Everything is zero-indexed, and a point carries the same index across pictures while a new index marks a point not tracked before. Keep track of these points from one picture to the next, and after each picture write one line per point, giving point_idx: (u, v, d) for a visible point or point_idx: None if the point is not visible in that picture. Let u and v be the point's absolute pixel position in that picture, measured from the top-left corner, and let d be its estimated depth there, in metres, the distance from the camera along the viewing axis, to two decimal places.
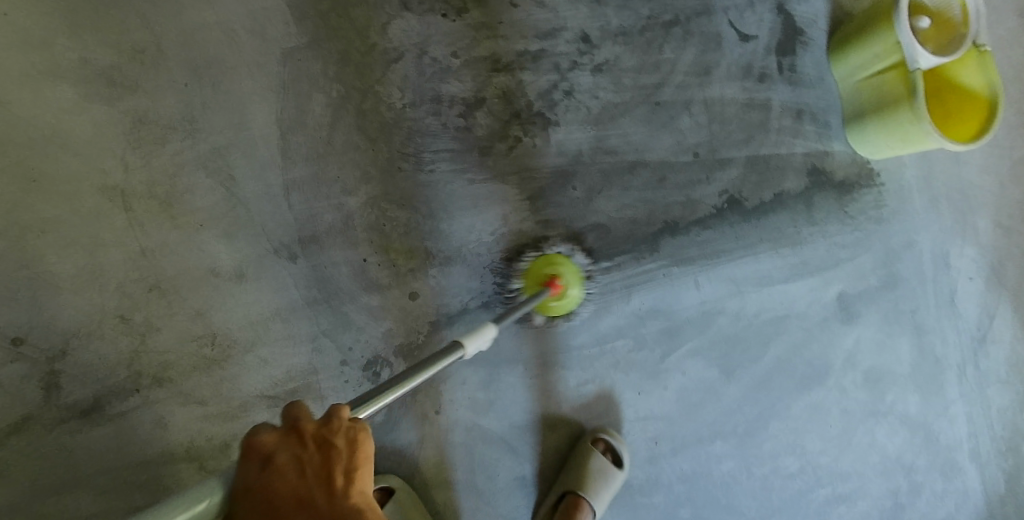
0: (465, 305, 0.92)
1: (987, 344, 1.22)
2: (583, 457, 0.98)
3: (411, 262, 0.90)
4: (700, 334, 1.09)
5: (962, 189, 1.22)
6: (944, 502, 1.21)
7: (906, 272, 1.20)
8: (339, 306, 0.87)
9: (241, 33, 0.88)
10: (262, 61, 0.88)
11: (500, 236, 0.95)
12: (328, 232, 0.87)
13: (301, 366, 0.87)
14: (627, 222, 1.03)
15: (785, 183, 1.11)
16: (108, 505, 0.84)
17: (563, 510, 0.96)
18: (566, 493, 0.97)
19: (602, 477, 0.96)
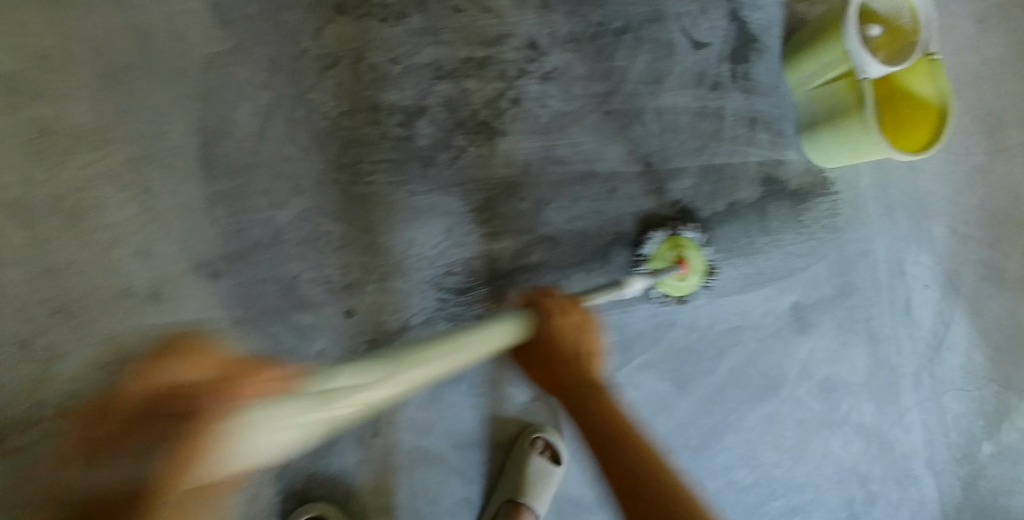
0: (406, 321, 0.90)
1: (943, 351, 1.23)
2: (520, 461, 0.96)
3: (347, 278, 0.87)
4: (653, 346, 1.10)
5: (916, 196, 1.23)
6: (900, 511, 1.22)
7: (861, 280, 1.19)
8: (266, 324, 0.83)
9: (161, 40, 0.84)
10: (184, 67, 0.84)
11: (444, 250, 0.92)
12: (254, 247, 0.83)
13: None
14: (577, 234, 1.00)
15: (739, 193, 1.10)
16: None
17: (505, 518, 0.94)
18: (508, 502, 0.95)
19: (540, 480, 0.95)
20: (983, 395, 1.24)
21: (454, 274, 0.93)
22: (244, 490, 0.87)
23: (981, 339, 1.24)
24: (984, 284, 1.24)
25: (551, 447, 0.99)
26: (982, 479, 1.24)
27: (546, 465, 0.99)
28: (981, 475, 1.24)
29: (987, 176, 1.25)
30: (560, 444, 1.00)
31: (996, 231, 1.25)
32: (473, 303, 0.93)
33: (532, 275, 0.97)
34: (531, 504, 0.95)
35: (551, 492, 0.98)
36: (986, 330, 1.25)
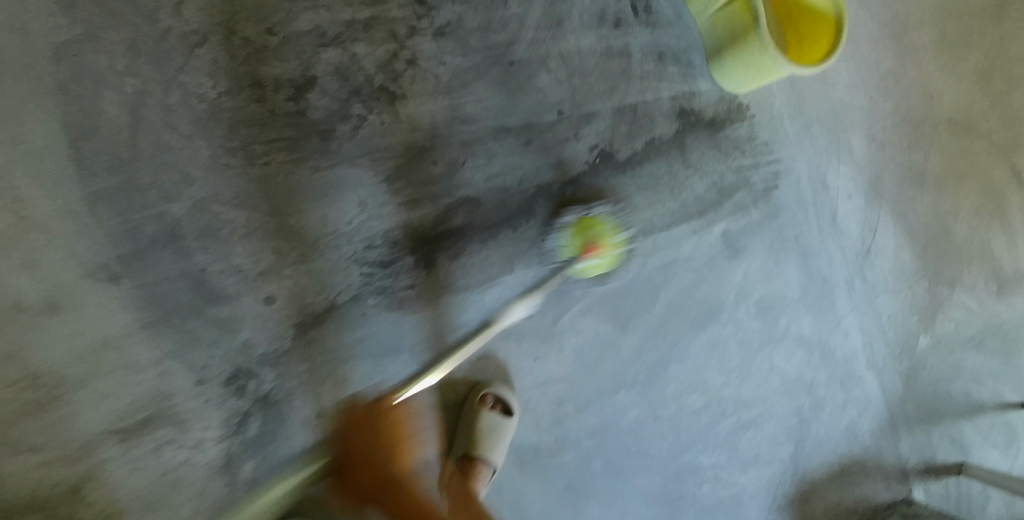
0: (332, 301, 0.89)
1: (872, 257, 1.28)
2: (469, 417, 1.01)
3: (260, 265, 0.84)
4: (589, 292, 1.09)
5: (831, 110, 1.25)
6: (846, 411, 1.27)
7: (787, 199, 1.22)
8: (181, 322, 0.81)
9: (3, 35, 0.78)
10: (31, 61, 0.78)
11: (360, 225, 0.90)
12: (151, 245, 0.80)
13: (147, 393, 0.80)
14: (497, 190, 0.99)
15: (656, 129, 1.09)
16: None
17: (462, 469, 1.00)
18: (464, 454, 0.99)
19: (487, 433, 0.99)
20: (915, 292, 1.30)
21: (375, 248, 0.91)
22: (190, 489, 0.82)
23: (908, 241, 1.29)
24: (905, 188, 1.28)
25: (501, 401, 1.02)
26: (922, 371, 1.31)
27: (498, 418, 1.02)
28: (920, 367, 1.30)
29: (897, 81, 1.28)
30: (511, 398, 1.04)
31: (912, 134, 1.28)
32: (400, 274, 0.93)
33: (457, 238, 0.97)
34: (485, 457, 0.99)
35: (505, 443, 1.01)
36: (912, 231, 1.29)
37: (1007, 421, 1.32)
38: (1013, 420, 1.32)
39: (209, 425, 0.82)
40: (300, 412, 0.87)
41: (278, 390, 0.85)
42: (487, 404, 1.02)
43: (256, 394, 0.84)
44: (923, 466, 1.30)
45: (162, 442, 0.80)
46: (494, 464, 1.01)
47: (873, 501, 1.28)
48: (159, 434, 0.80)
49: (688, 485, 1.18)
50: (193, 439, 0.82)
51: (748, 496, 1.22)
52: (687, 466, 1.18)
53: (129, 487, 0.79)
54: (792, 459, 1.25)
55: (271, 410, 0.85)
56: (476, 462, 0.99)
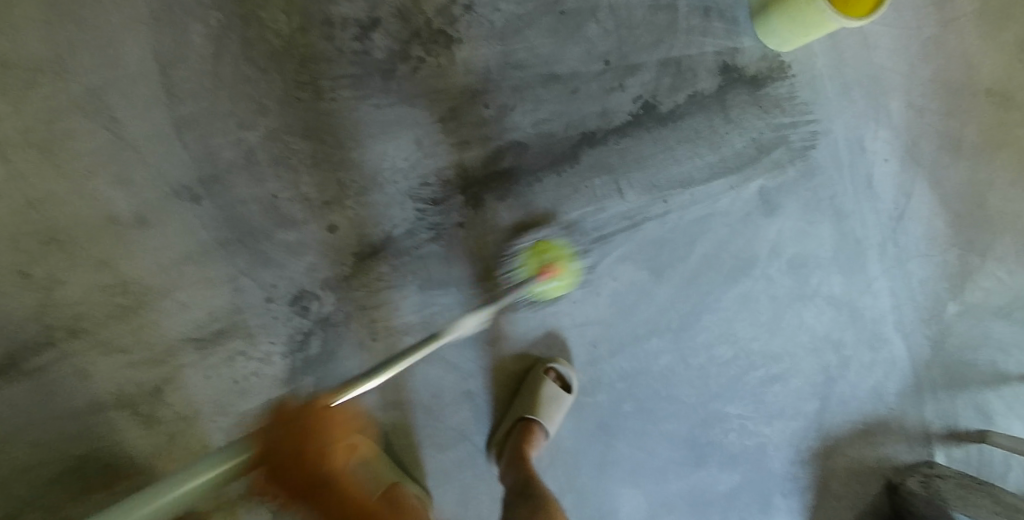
0: (389, 233, 0.94)
1: (905, 222, 1.29)
2: (534, 383, 1.04)
3: (324, 195, 0.90)
4: (628, 239, 1.11)
5: (871, 73, 1.26)
6: (873, 372, 1.30)
7: (824, 159, 1.24)
8: (254, 243, 0.87)
9: None
10: None
11: (415, 162, 0.95)
12: (229, 169, 0.86)
13: (222, 306, 0.87)
14: (544, 136, 1.03)
15: (699, 83, 1.13)
16: (44, 455, 0.83)
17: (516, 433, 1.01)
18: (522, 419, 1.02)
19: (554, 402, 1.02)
20: (946, 259, 1.31)
21: (429, 186, 0.96)
22: (258, 396, 0.88)
23: (942, 207, 1.30)
24: (942, 154, 1.29)
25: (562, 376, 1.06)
26: (949, 336, 1.32)
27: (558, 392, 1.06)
28: (948, 332, 1.32)
29: (939, 48, 1.28)
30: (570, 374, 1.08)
31: (951, 101, 1.29)
32: (452, 211, 0.98)
33: (505, 181, 1.01)
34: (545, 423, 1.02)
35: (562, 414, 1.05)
36: (947, 198, 1.30)
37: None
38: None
39: (276, 340, 0.89)
40: (356, 334, 0.93)
41: (337, 313, 0.92)
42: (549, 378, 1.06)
43: (318, 315, 0.91)
44: (946, 431, 1.32)
45: (235, 353, 0.87)
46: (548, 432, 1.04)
47: (896, 461, 1.30)
48: (233, 345, 0.87)
49: (715, 432, 1.22)
50: (261, 352, 0.88)
51: (773, 447, 1.26)
52: (715, 414, 1.22)
53: (204, 391, 0.86)
54: (817, 415, 1.28)
55: (330, 331, 0.92)
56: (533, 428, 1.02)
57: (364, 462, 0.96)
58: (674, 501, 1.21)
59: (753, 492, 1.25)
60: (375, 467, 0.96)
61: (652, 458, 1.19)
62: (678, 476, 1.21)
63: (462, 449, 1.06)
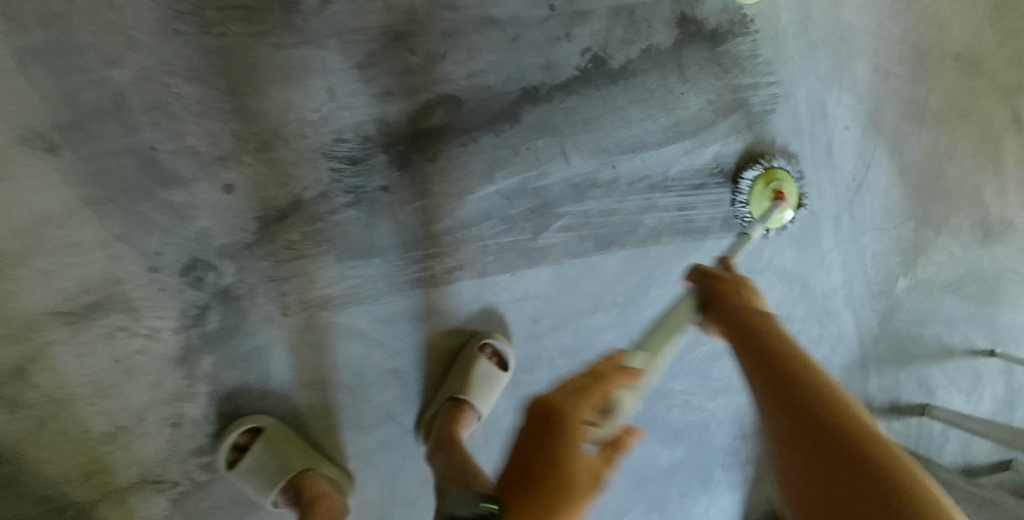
0: (298, 196, 0.84)
1: (863, 194, 1.25)
2: (466, 362, 0.94)
3: (216, 148, 0.79)
4: (574, 206, 1.03)
5: (838, 33, 1.18)
6: (819, 346, 1.29)
7: (784, 125, 1.17)
8: (130, 204, 0.76)
9: None
10: None
11: (328, 115, 0.84)
12: (92, 116, 0.74)
13: (95, 275, 0.76)
14: (480, 90, 0.93)
15: (654, 36, 1.03)
16: None
17: (445, 414, 0.92)
18: (450, 398, 0.92)
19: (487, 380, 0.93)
20: (901, 233, 1.28)
21: (345, 142, 0.86)
22: (145, 377, 0.80)
23: (900, 180, 1.26)
24: (905, 124, 1.24)
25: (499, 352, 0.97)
26: (898, 311, 1.30)
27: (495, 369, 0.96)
28: (896, 308, 1.30)
29: (909, 7, 1.20)
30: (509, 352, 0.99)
31: (919, 66, 1.22)
32: (374, 172, 0.88)
33: (435, 140, 0.91)
34: (475, 404, 0.93)
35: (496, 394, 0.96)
36: (906, 170, 1.26)
37: (974, 367, 1.34)
38: (980, 366, 1.34)
39: (164, 314, 0.80)
40: (263, 308, 0.84)
41: (239, 284, 0.82)
42: (484, 354, 0.96)
43: (215, 286, 0.81)
44: (886, 404, 1.33)
45: (113, 327, 0.78)
46: (478, 414, 0.95)
47: None
48: (110, 319, 0.77)
49: (658, 407, 1.20)
50: (147, 327, 0.79)
51: (716, 423, 1.23)
52: (660, 391, 1.19)
53: (77, 372, 0.77)
54: None
55: (231, 305, 0.82)
56: (463, 408, 0.93)
57: (270, 447, 0.83)
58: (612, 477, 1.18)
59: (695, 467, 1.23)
60: (282, 453, 0.83)
61: None
62: None
63: (390, 430, 0.95)
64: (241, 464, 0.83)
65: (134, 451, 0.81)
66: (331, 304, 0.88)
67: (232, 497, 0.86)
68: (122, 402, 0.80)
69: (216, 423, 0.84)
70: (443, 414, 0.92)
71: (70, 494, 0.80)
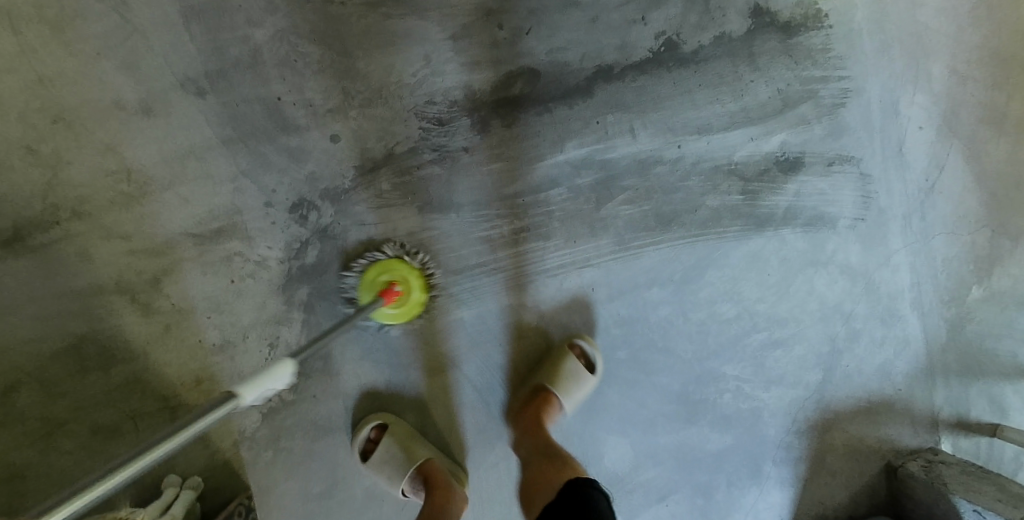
0: (391, 150, 0.93)
1: (934, 195, 1.23)
2: (558, 357, 1.01)
3: (329, 102, 0.90)
4: (638, 181, 1.08)
5: (915, 32, 1.19)
6: (884, 348, 1.25)
7: (854, 121, 1.18)
8: (255, 145, 0.88)
9: None
10: None
11: (423, 79, 0.94)
12: (234, 67, 0.86)
13: (222, 205, 0.88)
14: (559, 66, 1.01)
15: (727, 25, 1.09)
16: (43, 330, 0.86)
17: (534, 404, 0.99)
18: (539, 388, 1.00)
19: (576, 377, 1.00)
20: (975, 239, 1.25)
21: (435, 104, 0.95)
22: (253, 298, 0.90)
23: (976, 184, 1.24)
24: (983, 127, 1.22)
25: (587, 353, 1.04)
26: (970, 321, 1.27)
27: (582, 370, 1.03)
28: (969, 317, 1.26)
29: (992, 10, 1.20)
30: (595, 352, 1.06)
31: (1000, 71, 1.21)
32: (457, 133, 0.97)
33: (514, 108, 1.00)
34: (562, 396, 1.00)
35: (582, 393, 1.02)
36: (983, 175, 1.24)
37: None
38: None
39: (273, 246, 0.90)
40: (352, 249, 0.93)
41: (336, 225, 0.92)
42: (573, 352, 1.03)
43: (316, 225, 0.91)
44: (955, 419, 1.27)
45: (234, 252, 0.89)
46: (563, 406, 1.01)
47: (898, 444, 1.26)
48: (231, 245, 0.88)
49: (709, 390, 1.19)
50: (257, 255, 0.89)
51: (768, 413, 1.22)
52: (711, 373, 1.19)
53: (200, 288, 0.88)
54: (819, 386, 1.24)
55: (328, 243, 0.92)
56: (551, 398, 1.00)
57: (398, 440, 0.94)
58: (656, 454, 1.18)
59: (744, 456, 1.22)
60: (411, 448, 0.94)
61: (641, 409, 1.17)
62: (667, 430, 1.18)
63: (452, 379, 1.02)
64: (373, 456, 0.95)
65: (237, 364, 0.90)
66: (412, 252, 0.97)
67: (314, 419, 0.96)
68: (233, 318, 0.89)
69: (352, 419, 0.97)
70: (532, 402, 1.00)
71: (180, 396, 0.89)
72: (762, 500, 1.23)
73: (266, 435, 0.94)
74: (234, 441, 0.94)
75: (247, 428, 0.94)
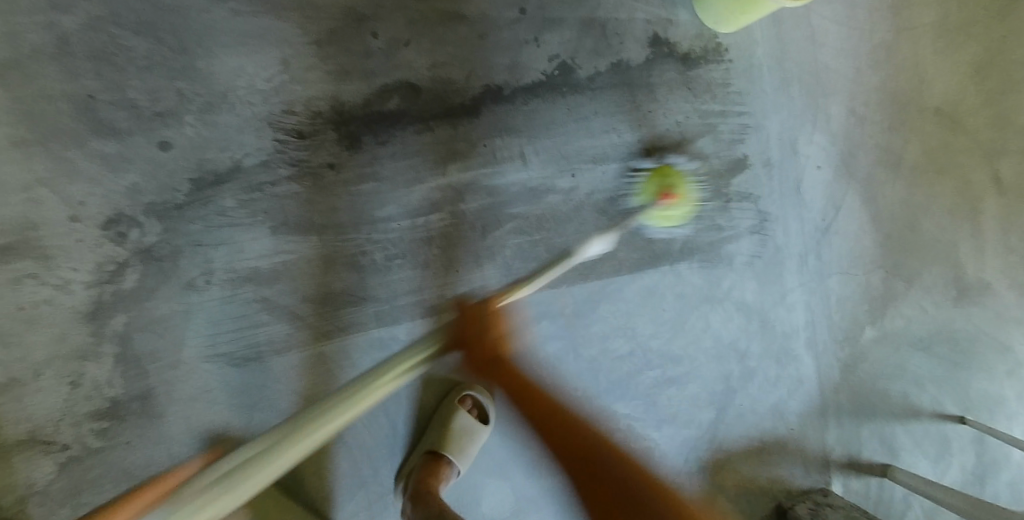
0: (237, 162, 0.84)
1: (830, 235, 1.22)
2: (445, 415, 0.95)
3: (157, 105, 0.81)
4: (529, 208, 1.01)
5: (814, 72, 1.18)
6: (777, 388, 1.23)
7: (752, 156, 1.16)
8: (59, 149, 0.78)
9: None
10: None
11: (279, 86, 0.85)
12: (33, 58, 0.77)
13: (13, 216, 0.78)
14: (441, 82, 0.93)
15: (625, 51, 1.04)
16: None
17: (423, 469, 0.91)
18: (428, 452, 0.93)
19: (465, 433, 0.94)
20: (868, 280, 1.25)
21: (294, 115, 0.86)
22: (50, 329, 0.79)
23: (870, 225, 1.24)
24: (878, 170, 1.23)
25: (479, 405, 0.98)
26: (863, 361, 1.26)
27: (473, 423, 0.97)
28: (861, 358, 1.26)
29: (888, 56, 1.22)
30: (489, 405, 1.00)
31: (894, 116, 1.23)
32: (321, 148, 0.87)
33: (388, 124, 0.90)
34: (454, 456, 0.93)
35: (476, 448, 0.95)
36: (878, 217, 1.24)
37: (942, 432, 1.28)
38: (949, 432, 1.29)
39: (79, 267, 0.79)
40: (184, 274, 0.83)
41: (163, 245, 0.82)
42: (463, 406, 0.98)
43: (137, 244, 0.81)
44: (846, 459, 1.26)
45: (23, 271, 0.78)
46: (459, 469, 0.94)
47: (789, 484, 1.23)
48: (20, 264, 0.78)
49: (598, 430, 1.12)
50: (58, 277, 0.79)
51: (660, 453, 1.16)
52: (601, 412, 1.12)
53: None
54: (712, 425, 1.20)
55: (152, 265, 0.82)
56: (442, 461, 0.93)
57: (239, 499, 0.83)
58: (540, 499, 1.09)
59: None
60: (270, 516, 0.85)
61: (526, 450, 1.09)
62: (553, 473, 1.10)
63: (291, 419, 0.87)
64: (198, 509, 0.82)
65: (25, 406, 0.79)
66: (258, 277, 0.86)
67: (129, 469, 0.81)
68: (21, 352, 0.79)
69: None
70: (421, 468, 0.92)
71: None
72: None
73: (64, 488, 0.80)
74: (20, 497, 0.79)
75: (39, 481, 0.79)
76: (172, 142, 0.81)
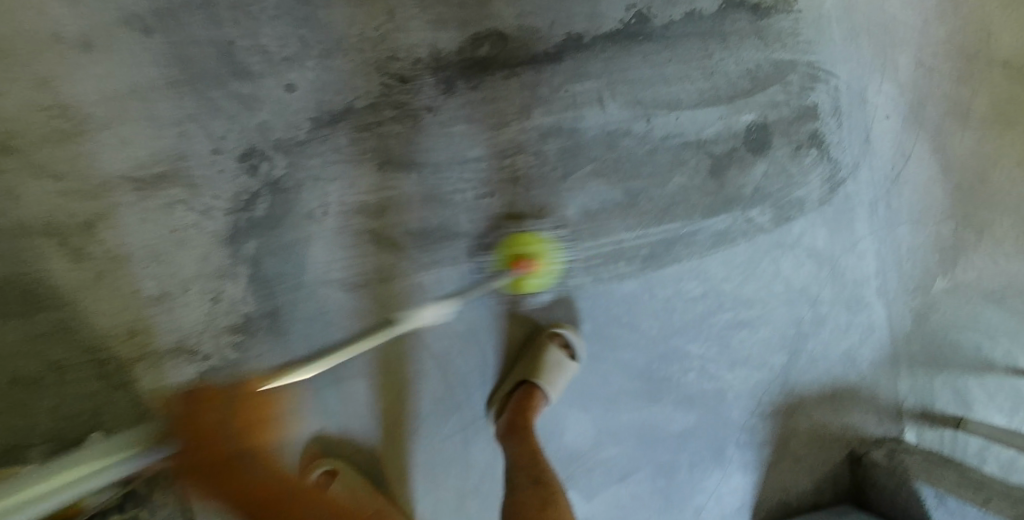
0: (350, 104, 0.92)
1: (900, 183, 1.23)
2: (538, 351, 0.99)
3: (284, 51, 0.90)
4: (606, 153, 1.06)
5: (884, 21, 1.20)
6: (847, 335, 1.24)
7: (822, 104, 1.18)
8: (204, 90, 0.88)
9: None
10: None
11: (386, 34, 0.93)
12: (183, 5, 0.87)
13: (165, 148, 0.88)
14: (528, 31, 1.00)
15: (698, 2, 1.09)
16: None
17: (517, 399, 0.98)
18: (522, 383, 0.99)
19: (557, 369, 0.99)
20: (940, 230, 1.25)
21: (398, 61, 0.94)
22: (195, 250, 0.89)
23: (941, 173, 1.24)
24: (949, 120, 1.23)
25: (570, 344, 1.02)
26: (935, 311, 1.26)
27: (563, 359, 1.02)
28: (933, 307, 1.26)
29: (958, 6, 1.22)
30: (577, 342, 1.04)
31: (965, 65, 1.23)
32: (421, 91, 0.95)
33: (480, 69, 0.98)
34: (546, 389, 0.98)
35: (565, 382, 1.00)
36: (949, 166, 1.24)
37: (1016, 386, 1.27)
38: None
39: (219, 195, 0.89)
40: (304, 205, 0.92)
41: (288, 178, 0.91)
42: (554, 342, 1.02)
43: (267, 177, 0.90)
44: (919, 410, 1.26)
45: (174, 198, 0.88)
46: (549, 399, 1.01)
47: (861, 432, 1.24)
48: (171, 192, 0.88)
49: (674, 369, 1.16)
50: (203, 204, 0.89)
51: (732, 395, 1.19)
52: (675, 352, 1.15)
53: (137, 236, 0.87)
54: (784, 369, 1.21)
55: (279, 196, 0.91)
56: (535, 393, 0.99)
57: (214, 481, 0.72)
58: (621, 431, 1.14)
59: (707, 438, 1.18)
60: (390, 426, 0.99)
61: (604, 386, 1.13)
62: (629, 407, 1.14)
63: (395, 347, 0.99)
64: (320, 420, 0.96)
65: (175, 318, 0.89)
66: (368, 210, 0.94)
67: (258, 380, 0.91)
68: (171, 270, 0.89)
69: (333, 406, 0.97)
70: (516, 396, 0.99)
71: (115, 349, 0.87)
72: (725, 484, 1.19)
73: None
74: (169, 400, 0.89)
75: (184, 387, 0.89)
76: (297, 85, 0.90)
